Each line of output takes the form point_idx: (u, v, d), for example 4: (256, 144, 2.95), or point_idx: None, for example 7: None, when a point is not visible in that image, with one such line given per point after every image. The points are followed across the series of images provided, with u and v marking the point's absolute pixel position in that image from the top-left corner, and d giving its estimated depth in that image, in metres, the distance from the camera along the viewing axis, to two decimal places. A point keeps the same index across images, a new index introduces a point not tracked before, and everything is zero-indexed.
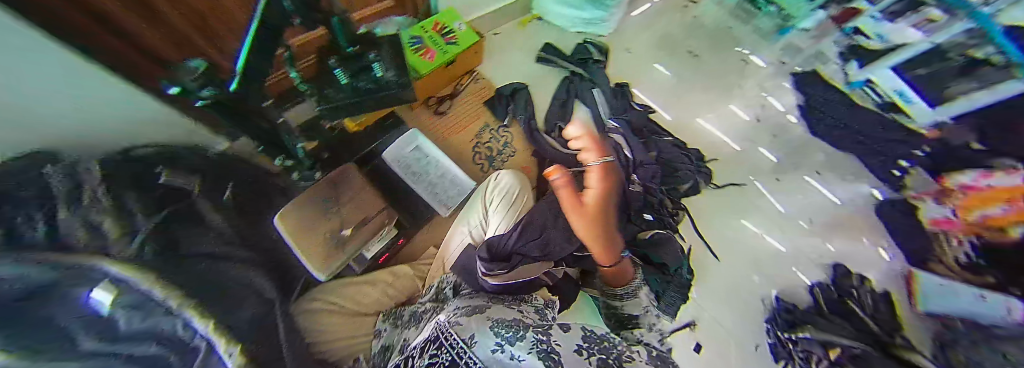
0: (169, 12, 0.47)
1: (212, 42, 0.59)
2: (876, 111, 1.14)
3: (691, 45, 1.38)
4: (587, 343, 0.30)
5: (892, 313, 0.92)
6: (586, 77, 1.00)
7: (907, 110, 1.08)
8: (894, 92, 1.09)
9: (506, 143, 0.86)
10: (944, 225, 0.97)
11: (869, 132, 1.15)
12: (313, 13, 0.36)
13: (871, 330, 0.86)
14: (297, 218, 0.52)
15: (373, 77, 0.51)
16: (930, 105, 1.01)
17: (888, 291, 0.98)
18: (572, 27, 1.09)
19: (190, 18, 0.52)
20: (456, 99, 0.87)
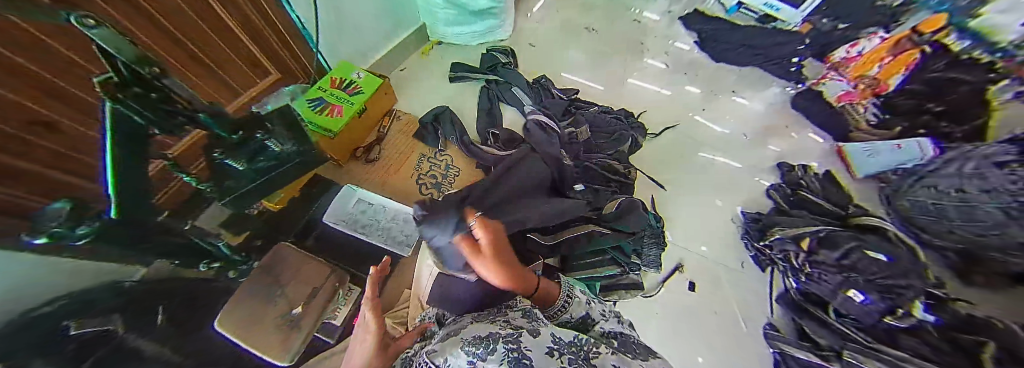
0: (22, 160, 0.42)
1: (83, 173, 0.53)
2: (759, 25, 1.42)
3: (587, 22, 1.51)
4: (558, 345, 0.27)
5: (838, 187, 1.07)
6: (501, 81, 1.05)
7: (780, 17, 1.37)
8: (764, 7, 1.38)
9: (448, 165, 0.82)
10: (847, 98, 1.17)
11: (749, 50, 1.37)
12: (171, 118, 0.32)
13: (828, 211, 1.01)
14: (234, 321, 0.40)
15: (272, 154, 0.50)
16: (794, 7, 1.30)
17: (830, 171, 1.13)
18: (472, 42, 1.14)
19: (47, 162, 0.46)
20: (385, 140, 0.83)
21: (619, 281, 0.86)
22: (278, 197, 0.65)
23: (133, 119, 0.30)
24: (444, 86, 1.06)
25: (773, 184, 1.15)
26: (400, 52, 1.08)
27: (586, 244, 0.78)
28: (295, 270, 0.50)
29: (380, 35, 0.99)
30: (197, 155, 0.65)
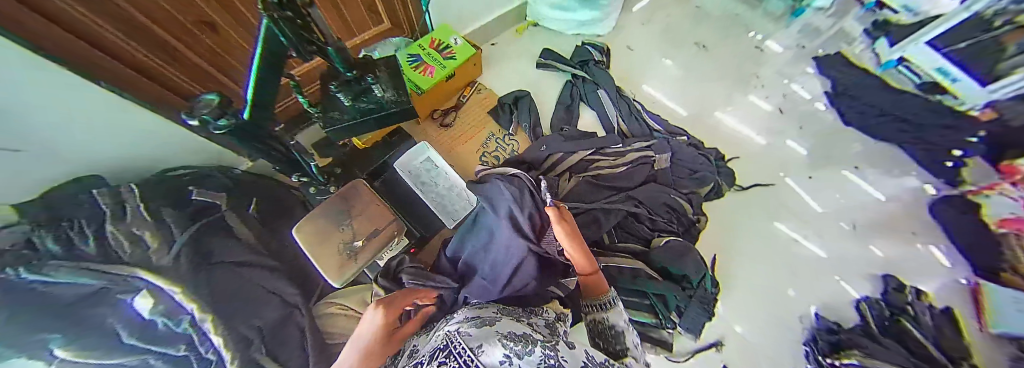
0: (175, 43, 0.51)
1: (221, 67, 0.63)
2: (916, 93, 1.11)
3: (698, 36, 1.32)
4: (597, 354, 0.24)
5: (958, 335, 0.81)
6: (588, 78, 0.98)
7: (954, 91, 1.04)
8: (935, 71, 1.06)
9: (512, 150, 0.83)
10: (1013, 224, 0.86)
11: (897, 121, 1.08)
12: (307, 45, 0.34)
13: (932, 358, 0.76)
14: (315, 227, 0.47)
15: (374, 97, 0.51)
16: (981, 84, 0.95)
17: (950, 308, 0.88)
18: (569, 30, 1.08)
19: (198, 50, 0.56)
20: (461, 110, 0.85)
21: (649, 332, 0.76)
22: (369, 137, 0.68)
23: (280, 42, 0.30)
24: (528, 70, 1.03)
25: (865, 296, 0.92)
26: (498, 24, 1.05)
27: (628, 279, 0.71)
28: (364, 206, 0.51)
29: (486, 4, 0.95)
30: (313, 80, 0.73)
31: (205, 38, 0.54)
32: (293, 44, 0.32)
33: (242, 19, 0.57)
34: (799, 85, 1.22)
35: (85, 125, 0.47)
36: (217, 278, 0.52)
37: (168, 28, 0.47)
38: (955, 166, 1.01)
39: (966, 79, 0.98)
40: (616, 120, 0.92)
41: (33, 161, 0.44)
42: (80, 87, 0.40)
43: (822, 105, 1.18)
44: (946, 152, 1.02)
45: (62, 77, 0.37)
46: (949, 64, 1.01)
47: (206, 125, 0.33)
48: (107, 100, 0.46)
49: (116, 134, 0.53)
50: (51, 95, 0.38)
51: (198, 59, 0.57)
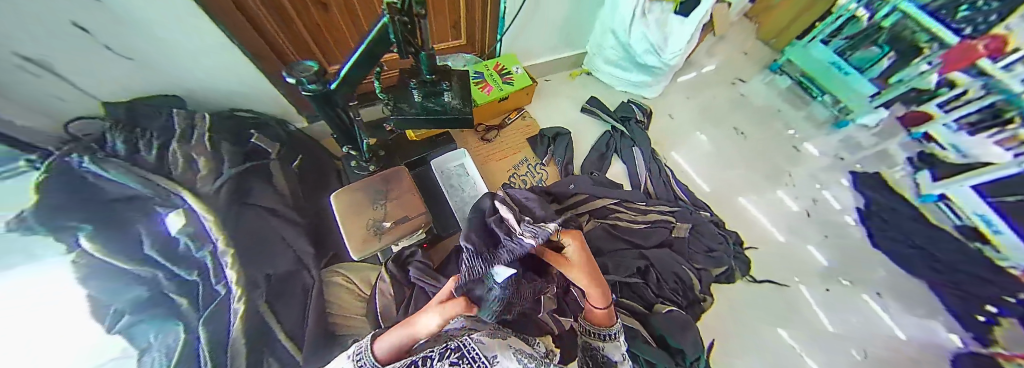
0: (297, 19, 0.60)
1: (324, 52, 0.74)
2: (955, 234, 1.08)
3: (737, 121, 1.37)
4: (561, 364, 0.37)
5: None
6: (626, 134, 1.03)
7: (996, 242, 1.00)
8: (976, 217, 1.03)
9: (540, 178, 0.86)
10: None
11: (924, 256, 1.05)
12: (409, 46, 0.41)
13: None
14: (351, 198, 0.52)
15: (441, 100, 0.57)
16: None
17: None
18: (619, 86, 1.18)
19: (312, 30, 0.66)
20: (504, 129, 0.90)
21: None
22: (422, 132, 0.72)
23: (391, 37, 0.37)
24: (571, 111, 1.10)
25: None
26: (557, 65, 1.15)
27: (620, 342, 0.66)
28: (399, 189, 0.55)
29: (552, 46, 1.05)
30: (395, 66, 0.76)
31: (322, 22, 0.64)
32: (398, 41, 0.38)
33: (355, 17, 0.68)
34: (831, 194, 1.21)
35: (192, 51, 0.54)
36: (244, 218, 0.54)
37: (299, 7, 0.57)
38: (988, 322, 0.94)
39: (1011, 234, 0.95)
40: (643, 177, 0.95)
41: (130, 64, 0.51)
42: (199, 22, 0.48)
43: (851, 220, 1.16)
44: (978, 304, 0.97)
45: (187, 8, 0.44)
46: (994, 215, 0.98)
47: (300, 85, 0.38)
48: (220, 41, 0.54)
49: (215, 70, 0.62)
50: (173, 19, 0.45)
51: (309, 37, 0.67)
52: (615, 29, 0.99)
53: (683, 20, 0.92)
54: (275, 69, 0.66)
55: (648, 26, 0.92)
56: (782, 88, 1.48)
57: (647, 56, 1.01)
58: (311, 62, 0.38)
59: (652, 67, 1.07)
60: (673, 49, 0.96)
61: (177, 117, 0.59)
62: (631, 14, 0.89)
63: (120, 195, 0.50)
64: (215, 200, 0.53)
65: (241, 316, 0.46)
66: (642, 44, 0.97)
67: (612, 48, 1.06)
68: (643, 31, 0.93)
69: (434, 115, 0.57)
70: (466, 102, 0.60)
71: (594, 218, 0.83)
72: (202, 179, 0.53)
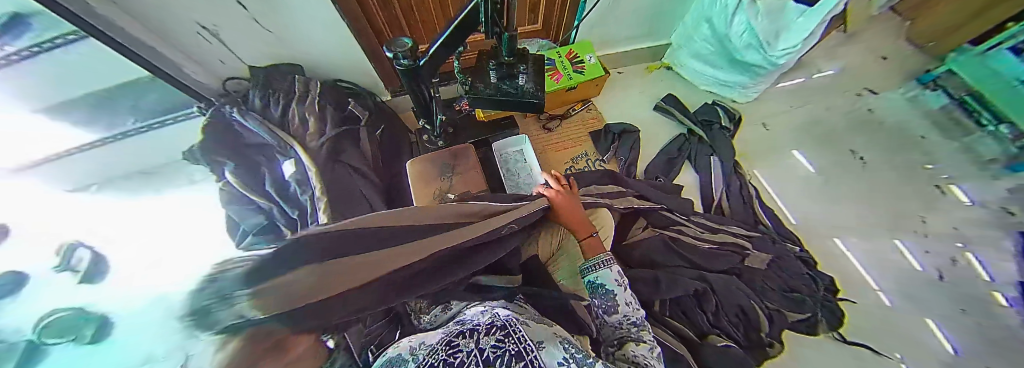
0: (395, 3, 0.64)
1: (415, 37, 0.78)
2: None
3: (856, 142, 1.09)
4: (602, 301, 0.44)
5: None
6: (705, 140, 0.92)
7: None
8: None
9: (597, 176, 0.81)
10: None
11: None
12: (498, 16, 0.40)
13: None
14: (422, 166, 0.56)
15: (515, 84, 0.58)
16: None
17: None
18: (705, 86, 1.05)
19: (405, 15, 0.69)
20: (566, 121, 0.87)
21: None
22: (492, 114, 0.73)
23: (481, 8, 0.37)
24: (642, 109, 1.01)
25: None
26: (633, 57, 1.07)
27: None
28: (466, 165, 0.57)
29: (632, 36, 0.98)
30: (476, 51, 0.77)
31: (419, 9, 0.69)
32: (485, 17, 0.41)
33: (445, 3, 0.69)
34: (981, 256, 0.90)
35: (315, 29, 0.64)
36: (333, 171, 0.61)
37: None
38: None
39: None
40: (719, 192, 0.84)
41: (271, 36, 0.64)
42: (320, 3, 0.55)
43: (1007, 296, 0.85)
44: None
45: None
46: None
47: (396, 59, 0.46)
48: (334, 21, 0.62)
49: (325, 49, 0.70)
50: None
51: (401, 23, 0.71)
52: (710, 19, 0.88)
53: (806, 11, 0.74)
54: (372, 53, 0.72)
55: (754, 15, 0.79)
56: (932, 109, 1.12)
57: (747, 52, 0.88)
58: (408, 40, 0.45)
59: (751, 66, 0.92)
60: (784, 45, 0.81)
61: (298, 82, 0.69)
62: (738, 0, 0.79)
63: (253, 142, 0.66)
64: (318, 154, 0.62)
65: None
66: (742, 37, 0.85)
67: (704, 40, 0.94)
68: (747, 19, 0.81)
69: (506, 97, 0.57)
70: (539, 87, 0.59)
71: (653, 227, 0.76)
72: (311, 134, 0.64)
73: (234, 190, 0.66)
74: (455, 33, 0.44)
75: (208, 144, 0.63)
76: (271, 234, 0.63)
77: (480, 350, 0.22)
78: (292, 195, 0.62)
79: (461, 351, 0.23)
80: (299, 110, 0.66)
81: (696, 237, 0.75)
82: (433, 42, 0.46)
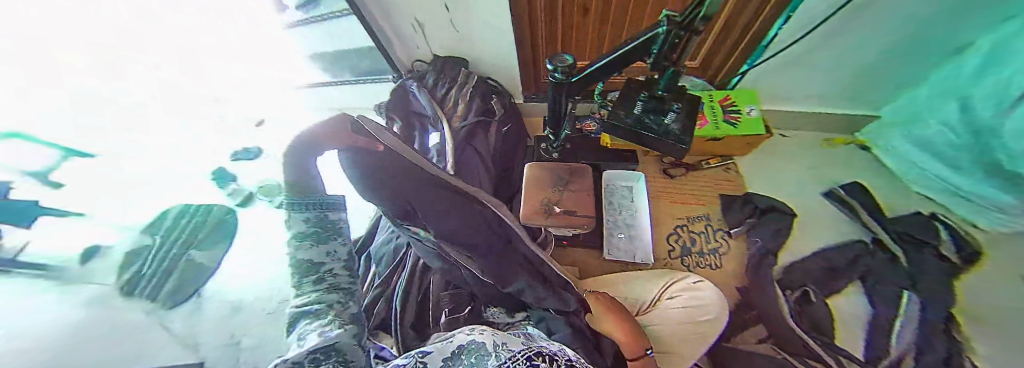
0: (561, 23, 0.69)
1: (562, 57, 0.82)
2: None
3: None
4: None
5: None
6: (903, 264, 0.65)
7: None
8: None
9: (716, 249, 0.68)
10: None
11: None
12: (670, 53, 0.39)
13: None
14: (539, 173, 0.59)
15: (660, 120, 0.54)
16: None
17: None
18: (919, 187, 0.78)
19: (565, 37, 0.74)
20: (694, 172, 0.77)
21: None
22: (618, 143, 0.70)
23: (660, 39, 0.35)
24: (802, 190, 0.81)
25: None
26: (807, 121, 0.87)
27: None
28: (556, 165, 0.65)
29: (815, 97, 0.80)
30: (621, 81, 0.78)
31: (577, 30, 0.70)
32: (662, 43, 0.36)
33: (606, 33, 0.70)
34: None
35: (485, 35, 0.75)
36: (463, 154, 0.71)
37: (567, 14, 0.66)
38: None
39: None
40: (907, 345, 0.58)
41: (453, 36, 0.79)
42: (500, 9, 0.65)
43: None
44: None
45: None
46: None
47: (553, 72, 0.48)
48: (504, 29, 0.71)
49: (485, 54, 0.82)
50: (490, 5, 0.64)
51: (557, 42, 0.76)
52: (969, 99, 0.63)
53: None
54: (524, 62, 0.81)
55: None
56: None
57: None
58: (569, 58, 0.47)
59: None
60: None
61: (462, 73, 0.81)
62: None
63: (416, 109, 0.84)
64: (457, 134, 0.73)
65: None
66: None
67: (945, 126, 0.68)
68: None
69: (645, 132, 0.53)
70: (687, 131, 0.52)
71: (774, 344, 0.57)
72: (457, 116, 0.76)
73: None
74: (621, 56, 0.43)
75: (390, 104, 0.82)
76: None
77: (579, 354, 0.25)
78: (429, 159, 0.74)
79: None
80: (456, 95, 0.80)
81: None
82: (597, 60, 0.46)
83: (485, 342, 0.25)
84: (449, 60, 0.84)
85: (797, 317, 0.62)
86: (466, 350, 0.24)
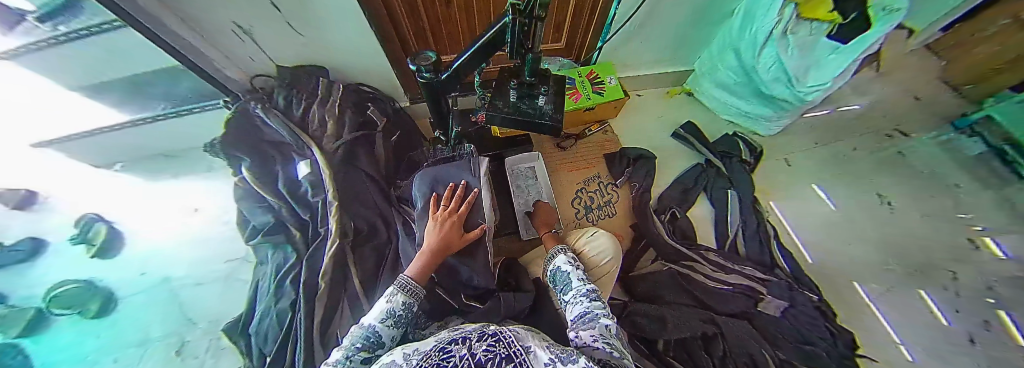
0: (420, 18, 0.65)
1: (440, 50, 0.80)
2: None
3: (889, 184, 0.97)
4: (274, 307, 0.52)
5: None
6: (723, 171, 0.90)
7: None
8: None
9: (609, 200, 0.83)
10: None
11: None
12: (522, 48, 0.39)
13: None
14: (437, 170, 0.58)
15: (535, 102, 0.56)
16: None
17: None
18: (725, 115, 1.07)
19: (430, 34, 0.71)
20: (581, 141, 0.91)
21: None
22: (508, 131, 0.75)
23: (507, 36, 0.37)
24: (658, 135, 1.05)
25: None
26: (655, 79, 1.10)
27: None
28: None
29: (655, 59, 1.01)
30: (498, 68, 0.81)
31: (442, 22, 0.68)
32: (512, 36, 0.36)
33: (469, 22, 0.70)
34: None
35: (340, 37, 0.65)
36: (344, 173, 0.62)
37: (425, 10, 0.63)
38: None
39: None
40: (734, 225, 0.81)
41: (301, 43, 0.66)
42: (349, 14, 0.56)
43: None
44: None
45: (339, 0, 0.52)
46: None
47: (419, 72, 0.42)
48: (363, 33, 0.63)
49: (347, 55, 0.71)
50: (330, 10, 0.55)
51: (426, 37, 0.72)
52: (738, 49, 0.85)
53: (840, 48, 0.66)
54: (400, 62, 0.75)
55: (785, 50, 0.73)
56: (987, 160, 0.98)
57: (774, 86, 0.84)
58: (433, 54, 0.42)
59: (780, 100, 0.88)
60: (814, 81, 0.75)
61: (323, 84, 0.72)
62: (768, 34, 0.73)
63: (272, 139, 0.71)
64: (333, 157, 0.63)
65: (331, 254, 0.51)
66: (771, 70, 0.80)
67: (729, 71, 0.93)
68: (777, 54, 0.75)
69: (524, 116, 0.54)
70: (558, 109, 0.56)
71: (663, 260, 0.71)
72: (329, 137, 0.66)
73: (246, 186, 0.68)
74: (482, 50, 0.40)
75: (227, 138, 0.67)
76: (279, 235, 0.60)
77: (468, 356, 0.14)
78: (304, 196, 0.62)
79: (455, 355, 0.14)
80: (320, 113, 0.69)
81: (706, 275, 0.66)
82: (459, 57, 0.43)
83: (394, 361, 0.19)
84: (300, 71, 0.73)
85: (671, 233, 0.78)
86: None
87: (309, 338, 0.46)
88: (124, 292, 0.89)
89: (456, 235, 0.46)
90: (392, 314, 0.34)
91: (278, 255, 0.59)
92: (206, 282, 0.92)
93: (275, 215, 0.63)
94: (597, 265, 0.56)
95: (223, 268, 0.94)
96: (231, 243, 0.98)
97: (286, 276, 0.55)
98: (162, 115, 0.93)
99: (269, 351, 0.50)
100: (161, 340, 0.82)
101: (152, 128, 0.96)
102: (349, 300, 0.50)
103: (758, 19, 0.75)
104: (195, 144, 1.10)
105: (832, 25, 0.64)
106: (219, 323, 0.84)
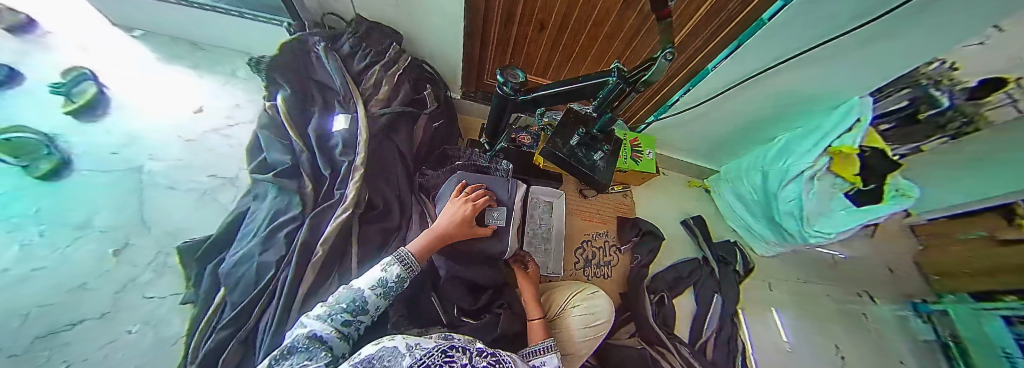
0: (509, 33, 0.68)
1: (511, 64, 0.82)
2: None
3: (851, 338, 1.03)
4: (262, 252, 0.50)
5: None
6: (716, 274, 0.94)
7: None
8: None
9: (609, 261, 0.85)
10: None
11: None
12: (608, 106, 0.41)
13: None
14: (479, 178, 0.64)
15: (592, 155, 0.58)
16: None
17: None
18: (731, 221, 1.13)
19: (512, 51, 0.74)
20: (602, 195, 0.94)
21: None
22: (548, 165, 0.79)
23: (602, 91, 0.39)
24: (668, 214, 1.10)
25: None
26: (683, 165, 1.17)
27: None
28: None
29: (692, 150, 1.08)
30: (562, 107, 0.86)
31: (526, 44, 0.71)
32: (608, 92, 0.38)
33: (549, 54, 0.73)
34: None
35: (429, 17, 0.66)
36: (383, 143, 0.62)
37: (517, 28, 0.66)
38: None
39: None
40: (710, 327, 0.84)
41: (390, 8, 0.67)
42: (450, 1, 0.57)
43: None
44: None
45: None
46: None
47: (503, 85, 0.40)
48: (453, 22, 0.65)
49: (427, 33, 0.73)
50: None
51: (506, 51, 0.75)
52: (766, 173, 0.91)
53: (851, 208, 0.71)
54: (472, 60, 0.77)
55: (808, 191, 0.78)
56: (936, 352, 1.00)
57: (787, 218, 0.87)
58: (522, 74, 0.41)
59: (784, 233, 0.91)
60: (820, 228, 0.78)
61: (393, 49, 0.72)
62: (798, 172, 0.80)
63: (319, 79, 0.70)
64: (375, 123, 0.62)
65: (337, 222, 0.49)
66: (789, 204, 0.84)
67: (750, 187, 0.99)
68: (800, 192, 0.80)
69: (576, 164, 0.56)
70: (608, 168, 0.58)
71: (640, 338, 0.72)
72: (377, 101, 0.65)
73: (275, 113, 0.66)
74: (567, 92, 0.41)
75: (278, 59, 0.66)
76: (291, 179, 0.58)
77: None
78: (331, 151, 0.61)
79: None
80: (379, 75, 0.69)
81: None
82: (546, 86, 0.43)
83: (397, 348, 0.18)
84: (375, 27, 0.73)
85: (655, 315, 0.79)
86: (368, 360, 0.16)
87: (291, 302, 0.43)
88: (83, 163, 0.82)
89: (461, 218, 0.50)
90: (383, 284, 0.35)
91: (280, 199, 0.57)
92: (180, 189, 0.86)
93: (293, 154, 0.61)
94: (586, 325, 0.56)
95: (206, 182, 0.89)
96: (224, 161, 0.93)
97: (284, 224, 0.52)
98: (212, 7, 0.88)
99: (232, 298, 0.46)
100: (101, 232, 0.74)
101: (197, 15, 0.93)
102: (340, 274, 0.48)
103: (796, 155, 0.82)
104: (227, 44, 1.07)
105: (852, 186, 0.71)
106: (175, 239, 0.78)
